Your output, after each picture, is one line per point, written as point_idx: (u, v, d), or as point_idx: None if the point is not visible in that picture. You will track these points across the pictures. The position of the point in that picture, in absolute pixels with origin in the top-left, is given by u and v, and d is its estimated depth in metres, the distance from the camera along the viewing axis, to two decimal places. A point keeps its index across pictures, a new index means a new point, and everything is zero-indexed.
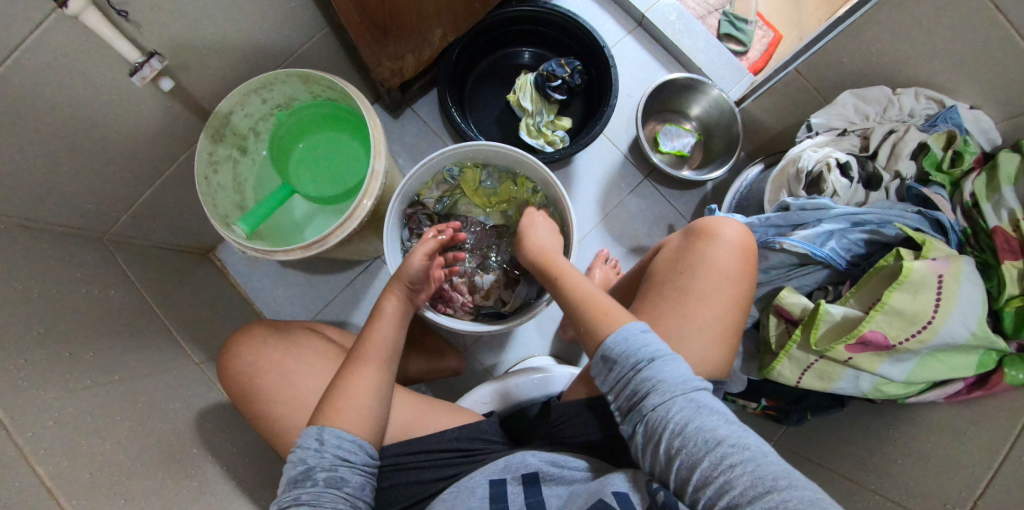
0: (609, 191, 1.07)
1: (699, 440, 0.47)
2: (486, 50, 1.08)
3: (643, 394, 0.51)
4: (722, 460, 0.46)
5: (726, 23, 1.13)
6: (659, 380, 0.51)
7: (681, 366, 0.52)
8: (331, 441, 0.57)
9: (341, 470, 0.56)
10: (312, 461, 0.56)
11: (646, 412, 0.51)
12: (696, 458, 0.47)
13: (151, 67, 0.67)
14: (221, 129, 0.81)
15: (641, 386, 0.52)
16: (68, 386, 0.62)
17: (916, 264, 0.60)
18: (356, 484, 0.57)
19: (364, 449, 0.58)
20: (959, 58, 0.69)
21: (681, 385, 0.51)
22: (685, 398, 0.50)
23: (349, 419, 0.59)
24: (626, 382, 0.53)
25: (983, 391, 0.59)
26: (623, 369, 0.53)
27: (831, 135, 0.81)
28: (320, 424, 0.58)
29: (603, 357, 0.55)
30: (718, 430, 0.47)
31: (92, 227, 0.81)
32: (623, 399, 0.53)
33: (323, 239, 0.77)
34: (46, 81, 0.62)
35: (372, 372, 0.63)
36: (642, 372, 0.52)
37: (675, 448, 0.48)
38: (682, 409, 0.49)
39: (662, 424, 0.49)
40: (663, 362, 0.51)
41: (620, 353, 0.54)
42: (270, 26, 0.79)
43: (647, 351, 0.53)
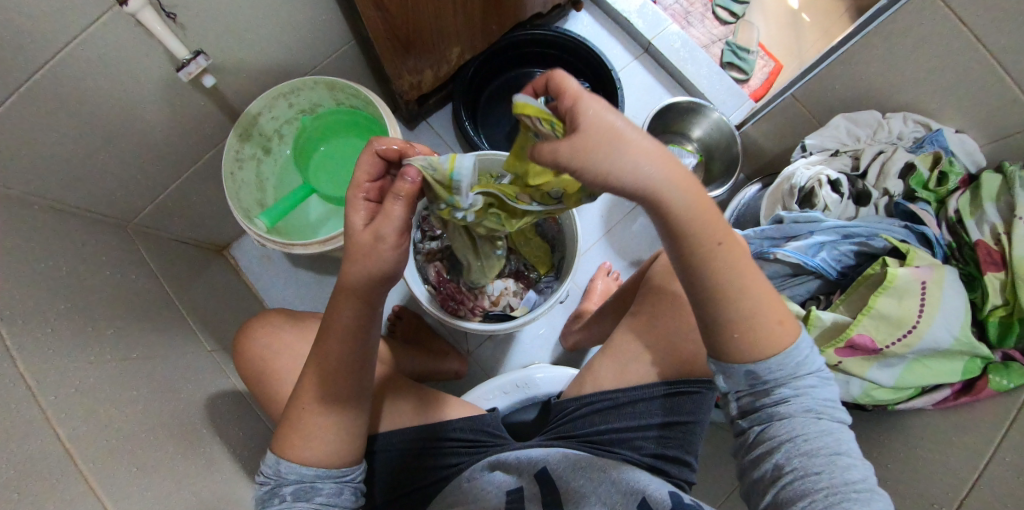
0: (613, 206, 1.12)
1: (829, 472, 0.44)
2: (501, 69, 1.14)
3: (778, 405, 0.48)
4: (845, 498, 0.43)
5: (729, 52, 1.19)
6: (811, 397, 0.47)
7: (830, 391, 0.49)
8: (288, 462, 0.55)
9: (305, 481, 0.55)
10: (276, 480, 0.55)
11: (779, 418, 0.48)
12: (813, 482, 0.44)
13: (197, 64, 0.72)
14: (249, 128, 0.86)
15: (781, 398, 0.48)
16: (88, 357, 0.65)
17: (900, 270, 0.63)
18: (328, 492, 0.55)
19: (330, 462, 0.57)
20: (945, 85, 0.74)
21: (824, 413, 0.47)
22: (828, 425, 0.47)
23: (299, 451, 0.56)
24: (765, 388, 0.48)
25: (969, 396, 0.61)
26: (770, 378, 0.48)
27: (823, 156, 0.85)
28: (277, 454, 0.57)
29: (747, 362, 0.48)
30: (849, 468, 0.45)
31: (119, 215, 0.86)
32: (749, 398, 0.50)
33: (340, 235, 0.81)
34: (96, 76, 0.68)
35: (330, 412, 0.56)
36: (799, 382, 0.48)
37: (798, 464, 0.45)
38: (822, 432, 0.46)
39: (791, 441, 0.46)
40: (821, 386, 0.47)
41: (776, 361, 0.48)
42: (302, 36, 0.85)
43: (806, 369, 0.48)
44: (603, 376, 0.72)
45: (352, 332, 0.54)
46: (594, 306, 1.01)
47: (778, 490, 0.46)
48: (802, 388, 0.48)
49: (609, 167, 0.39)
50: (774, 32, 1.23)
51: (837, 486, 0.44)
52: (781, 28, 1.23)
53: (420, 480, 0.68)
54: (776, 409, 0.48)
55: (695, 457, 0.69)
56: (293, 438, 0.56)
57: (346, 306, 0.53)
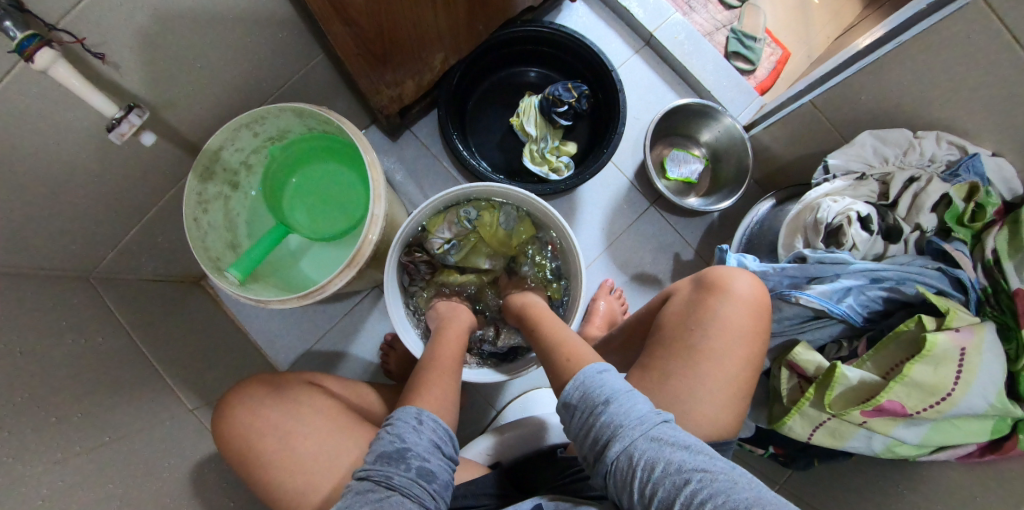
0: (614, 218, 1.05)
1: (662, 477, 0.46)
2: (488, 70, 1.03)
3: (602, 435, 0.51)
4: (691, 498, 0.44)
5: (735, 41, 1.08)
6: (622, 419, 0.50)
7: (642, 403, 0.52)
8: (428, 423, 0.58)
9: (432, 461, 0.55)
10: (409, 441, 0.56)
11: (614, 452, 0.50)
12: (667, 499, 0.45)
13: (130, 123, 0.59)
14: (210, 166, 0.76)
15: (602, 428, 0.51)
16: (55, 456, 0.59)
17: (940, 336, 0.57)
18: (443, 481, 0.56)
19: (450, 441, 0.59)
20: (989, 105, 0.67)
21: (640, 421, 0.50)
22: (652, 434, 0.49)
23: (436, 405, 0.61)
24: (587, 426, 0.53)
25: (996, 455, 0.60)
26: (593, 424, 0.52)
27: (848, 180, 0.77)
28: (418, 405, 0.60)
29: (565, 405, 0.56)
30: (684, 464, 0.46)
31: (75, 269, 0.77)
32: (588, 446, 0.53)
33: (323, 287, 0.74)
34: (22, 133, 0.57)
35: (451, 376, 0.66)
36: (606, 410, 0.52)
37: (648, 488, 0.46)
38: (650, 445, 0.48)
39: (624, 462, 0.49)
40: (626, 404, 0.51)
41: (581, 394, 0.55)
42: (262, 57, 0.74)
43: (607, 394, 0.53)
44: None
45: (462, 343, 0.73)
46: (597, 332, 0.94)
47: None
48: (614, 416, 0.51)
49: (529, 309, 0.75)
50: (781, 16, 1.12)
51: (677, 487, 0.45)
52: (790, 12, 1.12)
53: None
54: (608, 444, 0.51)
55: None
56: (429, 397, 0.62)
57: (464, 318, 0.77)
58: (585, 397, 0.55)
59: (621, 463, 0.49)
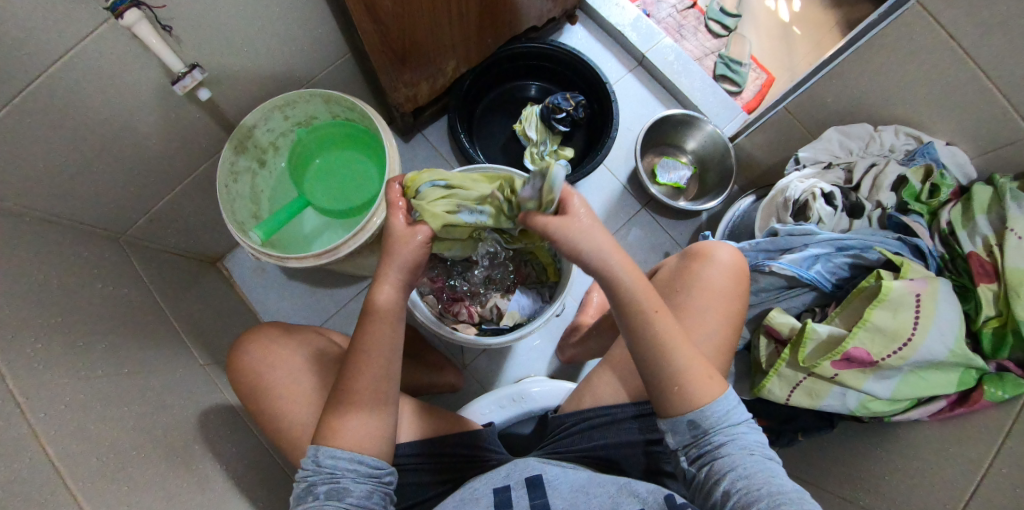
0: (609, 218, 1.12)
1: (766, 488, 0.49)
2: (496, 82, 1.15)
3: (717, 447, 0.54)
4: (780, 502, 0.47)
5: (722, 65, 1.21)
6: (743, 437, 0.54)
7: (759, 438, 0.56)
8: (326, 459, 0.56)
9: (340, 481, 0.56)
10: (312, 478, 0.56)
11: (722, 458, 0.53)
12: (755, 498, 0.49)
13: (192, 77, 0.72)
14: (244, 141, 0.86)
15: (719, 439, 0.55)
16: (78, 373, 0.63)
17: (895, 283, 0.63)
18: (359, 493, 0.56)
19: (358, 459, 0.57)
20: (935, 98, 0.75)
21: (755, 447, 0.54)
22: (763, 459, 0.53)
23: (354, 443, 0.57)
24: (703, 437, 0.55)
25: (965, 408, 0.60)
26: (708, 425, 0.55)
27: (817, 168, 0.86)
28: (317, 444, 0.58)
29: (686, 409, 0.57)
30: (784, 484, 0.50)
31: (112, 227, 0.85)
32: (691, 447, 0.56)
33: (335, 249, 0.82)
34: (92, 88, 0.67)
35: (364, 412, 0.58)
36: (729, 428, 0.55)
37: (742, 490, 0.50)
38: (759, 465, 0.52)
39: (733, 472, 0.52)
40: (746, 428, 0.55)
41: (709, 410, 0.56)
42: (299, 50, 0.85)
43: (736, 419, 0.56)
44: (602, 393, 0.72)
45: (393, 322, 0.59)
46: (591, 318, 1.01)
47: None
48: (734, 433, 0.55)
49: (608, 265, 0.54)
50: (766, 45, 1.25)
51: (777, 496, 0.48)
52: (773, 41, 1.25)
53: (411, 496, 0.67)
54: (720, 452, 0.54)
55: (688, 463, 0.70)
56: (345, 436, 0.57)
57: (386, 289, 0.58)
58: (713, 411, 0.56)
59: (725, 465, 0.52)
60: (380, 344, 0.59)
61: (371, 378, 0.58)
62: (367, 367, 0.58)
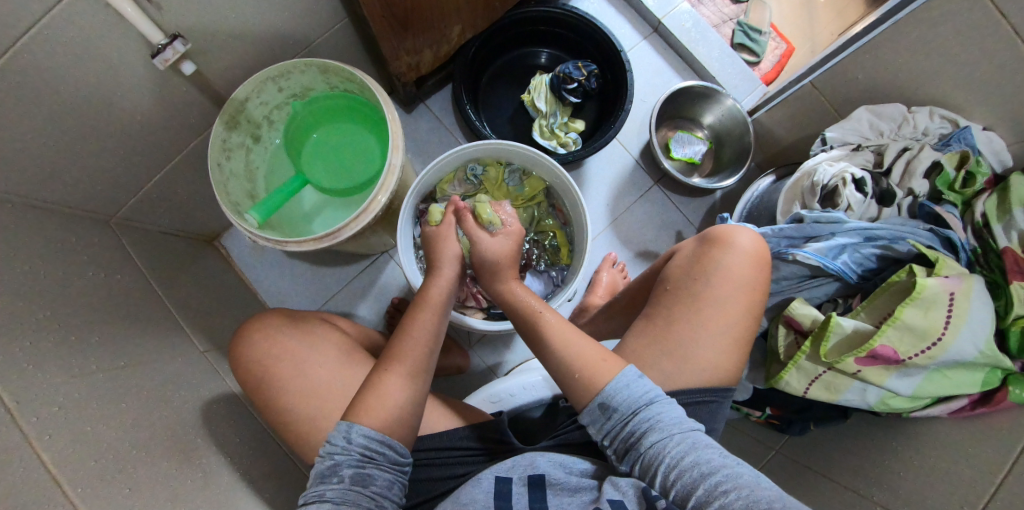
0: (619, 195, 1.08)
1: (698, 475, 0.49)
2: (503, 48, 1.07)
3: (641, 435, 0.53)
4: (716, 488, 0.47)
5: (741, 33, 1.14)
6: (662, 419, 0.53)
7: (675, 409, 0.55)
8: (358, 439, 0.55)
9: (367, 468, 0.55)
10: (339, 458, 0.54)
11: (647, 446, 0.53)
12: (692, 488, 0.49)
13: (173, 50, 0.66)
14: (236, 116, 0.80)
15: (637, 428, 0.54)
16: (72, 371, 0.60)
17: (930, 281, 0.61)
18: (383, 482, 0.55)
19: (390, 447, 0.57)
20: (975, 79, 0.70)
21: (674, 425, 0.53)
22: (686, 435, 0.53)
23: (376, 417, 0.57)
24: (622, 426, 0.55)
25: (988, 407, 0.60)
26: (624, 414, 0.55)
27: (845, 150, 0.82)
28: (350, 420, 0.57)
29: (598, 401, 0.57)
30: (713, 461, 0.50)
31: (99, 210, 0.80)
32: (618, 440, 0.55)
33: (337, 232, 0.78)
34: (64, 61, 0.61)
35: (406, 367, 0.61)
36: (645, 410, 0.54)
37: (674, 479, 0.50)
38: (684, 444, 0.52)
39: (660, 460, 0.51)
40: (662, 404, 0.55)
41: (618, 397, 0.56)
42: (292, 14, 0.78)
43: (645, 399, 0.55)
44: None
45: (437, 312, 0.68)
46: (600, 300, 0.97)
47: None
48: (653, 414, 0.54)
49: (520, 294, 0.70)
50: (787, 12, 1.18)
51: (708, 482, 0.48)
52: (796, 7, 1.17)
53: (420, 491, 0.67)
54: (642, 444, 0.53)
55: None
56: (378, 412, 0.57)
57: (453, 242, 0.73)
58: (621, 400, 0.56)
59: (654, 454, 0.52)
60: (420, 335, 0.65)
61: (419, 354, 0.63)
62: (420, 329, 0.65)
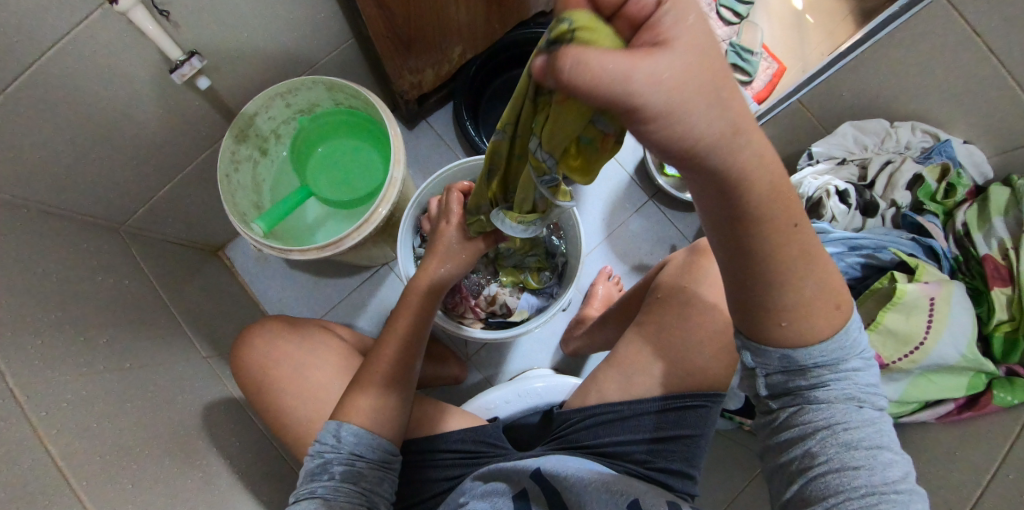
0: (614, 209, 1.11)
1: (863, 466, 0.43)
2: (502, 68, 1.12)
3: (818, 393, 0.46)
4: (879, 493, 0.42)
5: (733, 53, 1.19)
6: (848, 387, 0.45)
7: (869, 377, 0.47)
8: (348, 438, 0.58)
9: (356, 463, 0.57)
10: (328, 456, 0.57)
11: (819, 409, 0.46)
12: (847, 480, 0.43)
13: (190, 66, 0.70)
14: (245, 130, 0.84)
15: (816, 386, 0.46)
16: (79, 369, 0.62)
17: (910, 286, 0.63)
18: (372, 478, 0.57)
19: (377, 445, 0.59)
20: (955, 95, 0.72)
21: (859, 400, 0.46)
22: (864, 417, 0.45)
23: (361, 415, 0.60)
24: (801, 375, 0.46)
25: (974, 411, 0.61)
26: (808, 361, 0.46)
27: (830, 164, 0.85)
28: (339, 420, 0.60)
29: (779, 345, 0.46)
30: (883, 460, 0.44)
31: (112, 218, 0.83)
32: (787, 380, 0.47)
33: (339, 241, 0.81)
34: (87, 75, 0.65)
35: (375, 394, 0.62)
36: (834, 369, 0.46)
37: (834, 460, 0.44)
38: (861, 427, 0.45)
39: (830, 434, 0.45)
40: (859, 369, 0.46)
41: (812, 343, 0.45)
42: (301, 35, 0.83)
43: (852, 355, 0.46)
44: (609, 388, 0.71)
45: (412, 337, 0.68)
46: (596, 312, 1.00)
47: (809, 479, 0.45)
48: (843, 375, 0.46)
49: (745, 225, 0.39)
50: (777, 34, 1.22)
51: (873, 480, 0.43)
52: (785, 30, 1.22)
53: (421, 492, 0.69)
54: (814, 392, 0.46)
55: (698, 470, 0.68)
56: (360, 412, 0.60)
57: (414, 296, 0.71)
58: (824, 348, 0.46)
59: (825, 420, 0.45)
60: (388, 356, 0.66)
61: (388, 371, 0.64)
62: (388, 350, 0.66)
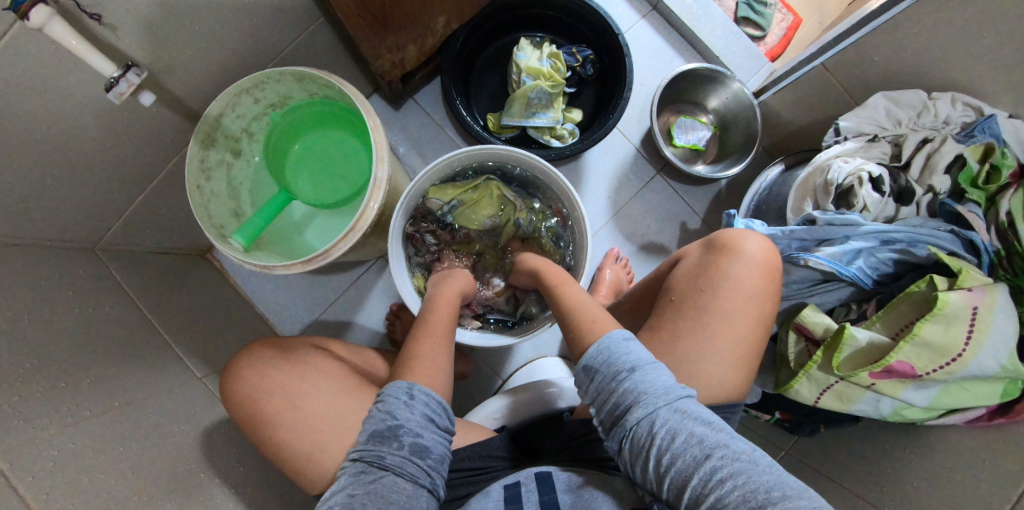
0: (620, 187, 1.03)
1: (686, 450, 0.48)
2: (492, 35, 1.00)
3: (628, 405, 0.52)
4: (710, 470, 0.47)
5: (745, 5, 1.07)
6: (644, 390, 0.52)
7: (664, 376, 0.53)
8: (419, 399, 0.58)
9: (425, 436, 0.56)
10: (400, 418, 0.56)
11: (634, 419, 0.52)
12: (682, 470, 0.48)
13: (128, 82, 0.59)
14: (211, 133, 0.75)
15: (624, 398, 0.53)
16: (68, 420, 0.59)
17: (952, 295, 0.58)
18: (437, 454, 0.56)
19: (444, 413, 0.59)
20: (1005, 65, 0.64)
21: (664, 395, 0.52)
22: (671, 407, 0.51)
23: (429, 384, 0.61)
24: (609, 395, 0.54)
25: (1006, 418, 0.59)
26: (609, 386, 0.54)
27: (860, 141, 0.76)
28: (409, 382, 0.60)
29: (586, 367, 0.57)
30: (700, 439, 0.49)
31: (80, 240, 0.76)
32: (607, 407, 0.54)
33: (326, 253, 0.74)
34: (19, 93, 0.56)
35: (440, 348, 0.66)
36: (631, 379, 0.53)
37: (667, 457, 0.49)
38: (673, 417, 0.50)
39: (648, 436, 0.50)
40: (647, 374, 0.53)
41: (604, 364, 0.55)
42: (261, 19, 0.72)
43: (631, 371, 0.53)
44: None
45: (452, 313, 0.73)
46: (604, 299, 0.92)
47: (664, 485, 0.49)
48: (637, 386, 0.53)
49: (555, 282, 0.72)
50: None
51: (700, 461, 0.48)
52: None
53: None
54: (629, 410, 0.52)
55: None
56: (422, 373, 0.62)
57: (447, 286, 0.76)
58: (605, 370, 0.55)
59: (644, 427, 0.51)
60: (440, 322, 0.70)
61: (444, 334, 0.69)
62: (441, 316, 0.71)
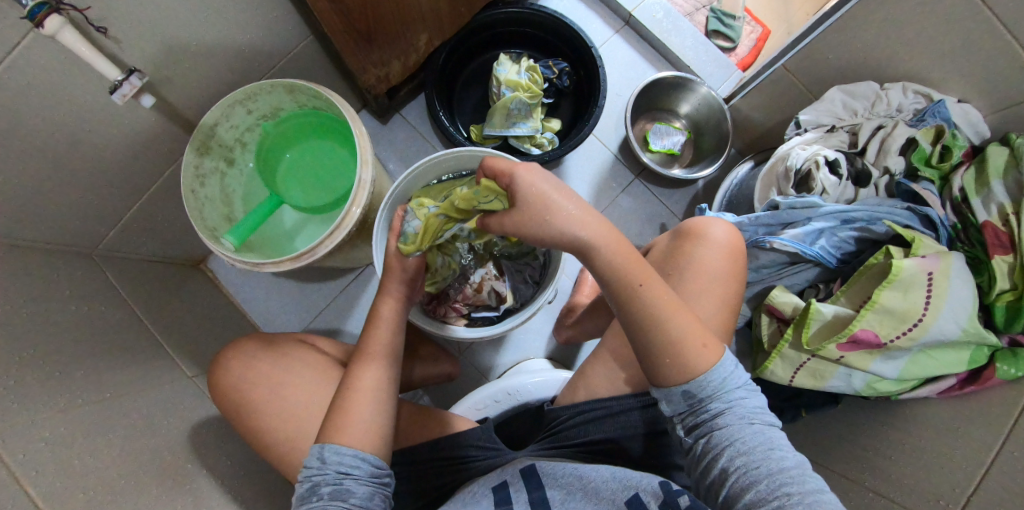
0: (600, 191, 1.07)
1: (765, 464, 0.47)
2: (473, 53, 1.07)
3: (715, 415, 0.51)
4: (781, 484, 0.45)
5: (714, 19, 1.13)
6: (738, 405, 0.51)
7: (757, 400, 0.53)
8: (332, 457, 0.55)
9: (344, 483, 0.53)
10: (315, 477, 0.54)
11: (721, 427, 0.50)
12: (752, 479, 0.47)
13: (131, 84, 0.64)
14: (207, 141, 0.80)
15: (714, 407, 0.51)
16: (58, 405, 0.61)
17: (907, 261, 0.61)
18: (362, 495, 0.54)
19: (365, 459, 0.56)
20: (946, 52, 0.68)
21: (756, 416, 0.51)
22: (761, 428, 0.50)
23: (359, 438, 0.57)
24: (698, 403, 0.52)
25: (976, 386, 0.58)
26: (701, 392, 0.52)
27: (819, 132, 0.81)
28: (322, 442, 0.56)
29: (680, 380, 0.52)
30: (784, 459, 0.47)
31: (79, 243, 0.80)
32: (692, 413, 0.53)
33: (312, 250, 0.77)
34: (30, 98, 0.61)
35: (376, 366, 0.63)
36: (724, 393, 0.52)
37: (742, 467, 0.48)
38: (756, 434, 0.49)
39: (727, 445, 0.49)
40: (743, 393, 0.52)
41: (705, 373, 0.52)
42: (255, 35, 0.78)
43: (734, 383, 0.52)
44: (598, 385, 0.69)
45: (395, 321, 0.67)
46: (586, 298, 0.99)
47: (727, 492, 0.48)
48: (731, 399, 0.52)
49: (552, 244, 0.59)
50: None
51: (775, 475, 0.46)
52: None
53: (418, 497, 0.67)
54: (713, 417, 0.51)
55: None
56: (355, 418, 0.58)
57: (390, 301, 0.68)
58: (705, 379, 0.52)
59: (724, 435, 0.50)
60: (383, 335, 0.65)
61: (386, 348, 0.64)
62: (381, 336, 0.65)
